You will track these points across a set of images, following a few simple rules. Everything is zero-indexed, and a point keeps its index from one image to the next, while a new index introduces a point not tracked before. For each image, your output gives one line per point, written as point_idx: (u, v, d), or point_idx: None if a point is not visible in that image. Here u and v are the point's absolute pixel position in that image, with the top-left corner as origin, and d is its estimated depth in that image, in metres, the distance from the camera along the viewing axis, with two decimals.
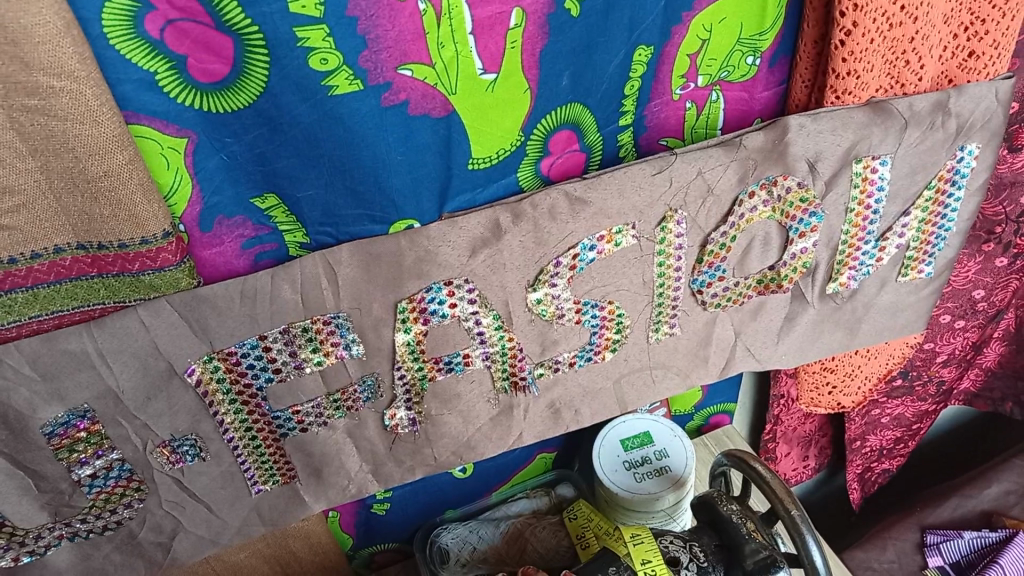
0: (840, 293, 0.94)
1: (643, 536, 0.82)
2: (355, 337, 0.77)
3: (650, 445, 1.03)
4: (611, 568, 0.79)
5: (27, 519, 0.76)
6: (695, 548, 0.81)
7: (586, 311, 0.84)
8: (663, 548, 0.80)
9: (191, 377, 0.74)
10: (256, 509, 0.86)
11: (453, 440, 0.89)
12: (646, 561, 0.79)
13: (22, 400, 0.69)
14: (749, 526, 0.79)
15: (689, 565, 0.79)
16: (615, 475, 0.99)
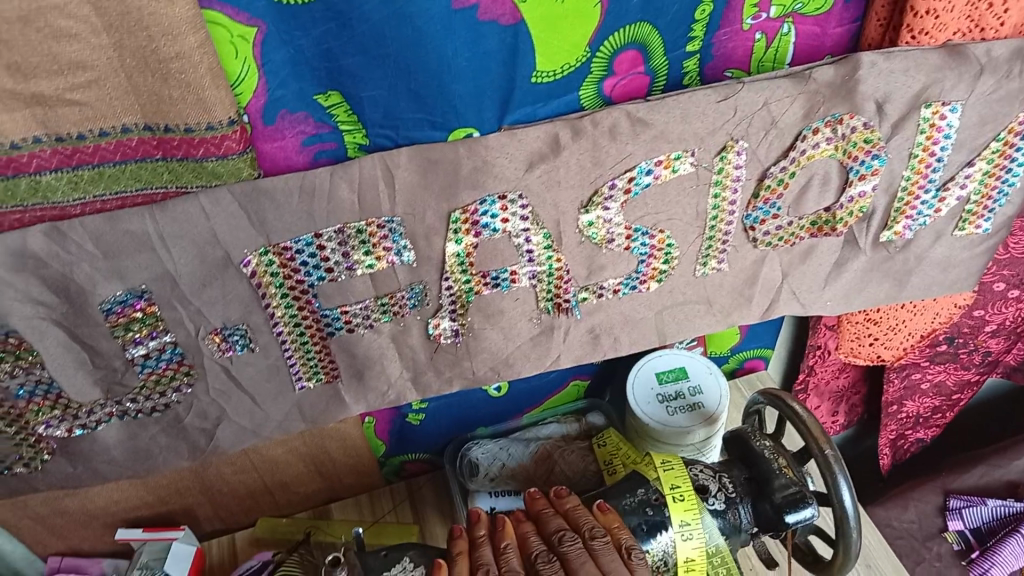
0: (894, 242, 0.93)
1: (673, 463, 0.81)
2: (407, 244, 0.78)
3: (685, 380, 1.02)
4: (641, 489, 0.79)
5: (81, 393, 0.80)
6: (724, 479, 0.80)
7: (636, 238, 0.84)
8: (691, 477, 0.80)
9: (246, 269, 0.76)
10: (298, 405, 0.88)
11: (492, 356, 0.91)
12: (674, 487, 0.78)
13: (84, 275, 0.72)
14: (780, 463, 0.80)
15: (716, 495, 0.79)
16: (648, 407, 0.99)
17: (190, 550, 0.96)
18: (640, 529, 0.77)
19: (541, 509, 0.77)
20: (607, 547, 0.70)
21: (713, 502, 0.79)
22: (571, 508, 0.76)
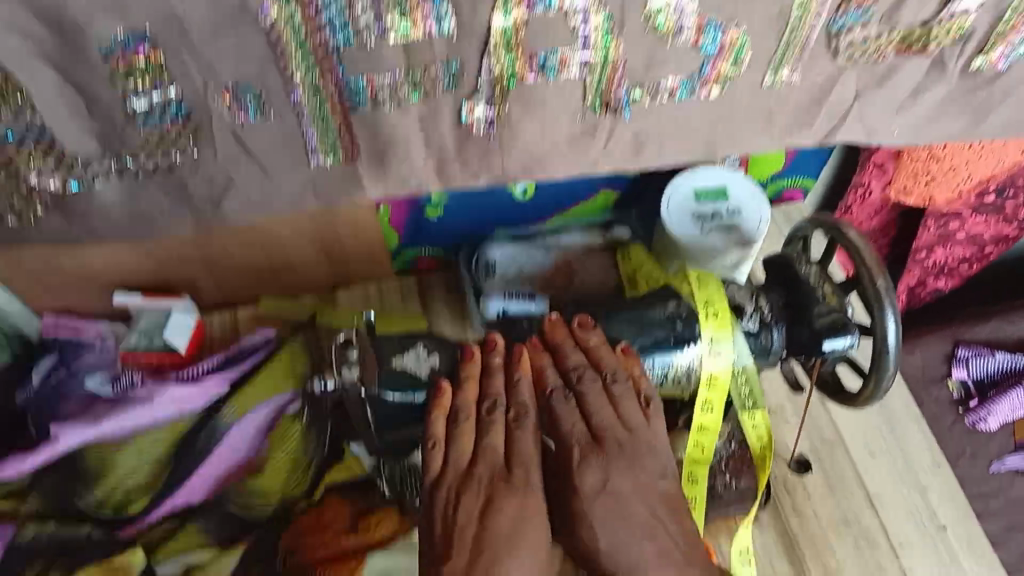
0: (984, 72, 0.83)
1: (708, 280, 0.77)
2: (449, 11, 0.68)
3: (725, 201, 0.94)
4: (672, 304, 0.75)
5: (77, 142, 0.73)
6: (762, 300, 0.76)
7: (706, 33, 0.74)
8: (728, 295, 0.76)
9: (265, 20, 0.66)
10: (313, 180, 0.82)
11: (525, 151, 0.83)
12: (708, 304, 0.75)
13: (77, 6, 0.62)
14: (824, 289, 0.76)
15: (752, 315, 0.75)
16: (680, 225, 0.93)
17: (188, 322, 0.95)
18: (666, 342, 0.73)
19: (560, 341, 0.70)
20: (627, 395, 0.67)
21: (747, 323, 0.75)
22: (594, 346, 0.70)
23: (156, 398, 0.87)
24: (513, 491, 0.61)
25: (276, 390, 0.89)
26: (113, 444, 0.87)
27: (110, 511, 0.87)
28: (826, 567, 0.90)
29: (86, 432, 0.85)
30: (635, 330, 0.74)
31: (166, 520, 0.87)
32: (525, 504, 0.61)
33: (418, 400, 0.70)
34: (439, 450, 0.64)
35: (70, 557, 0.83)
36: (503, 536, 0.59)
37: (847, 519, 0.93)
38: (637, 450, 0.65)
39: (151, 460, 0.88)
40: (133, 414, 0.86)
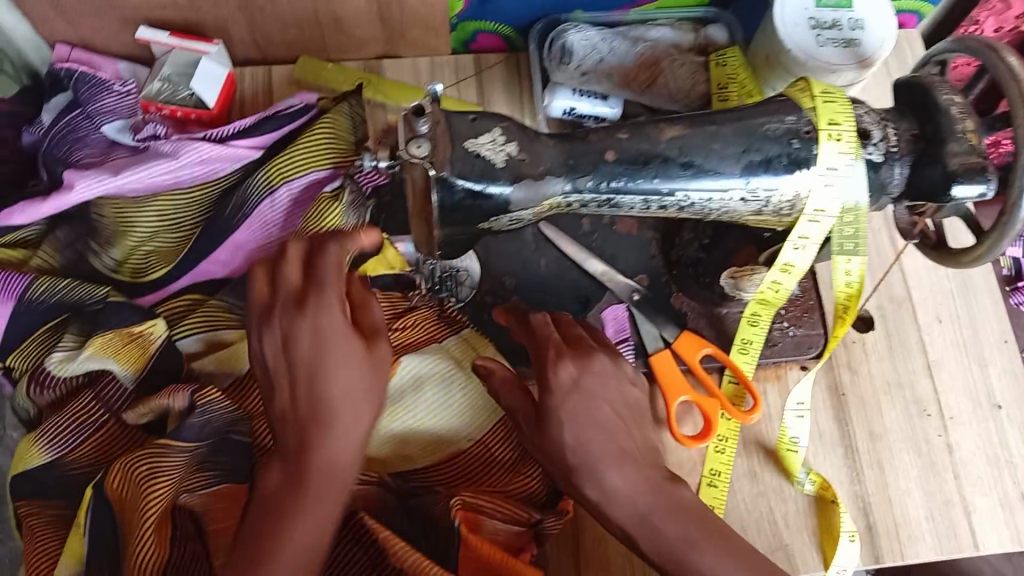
0: None
1: (836, 95, 0.66)
2: None
3: (847, 10, 0.82)
4: (789, 120, 0.65)
5: None
6: (889, 130, 0.66)
7: None
8: (856, 117, 0.65)
9: None
10: None
11: None
12: (832, 124, 0.64)
13: None
14: (966, 125, 0.64)
15: (877, 145, 0.65)
16: (796, 32, 0.80)
17: (220, 74, 0.84)
18: (778, 162, 0.64)
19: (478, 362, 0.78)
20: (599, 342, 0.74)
21: (871, 152, 0.65)
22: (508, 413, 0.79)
23: (181, 155, 0.78)
24: (303, 317, 0.65)
25: (314, 164, 0.80)
26: (133, 201, 0.78)
27: (126, 277, 0.79)
28: (870, 430, 0.85)
29: (103, 181, 0.76)
30: (745, 144, 0.64)
31: (190, 292, 0.79)
32: (317, 325, 0.64)
33: (492, 191, 0.62)
34: (290, 268, 0.67)
35: (82, 319, 0.75)
36: (311, 357, 0.64)
37: (901, 383, 0.87)
38: (592, 381, 0.69)
39: (173, 226, 0.80)
40: (157, 169, 0.77)
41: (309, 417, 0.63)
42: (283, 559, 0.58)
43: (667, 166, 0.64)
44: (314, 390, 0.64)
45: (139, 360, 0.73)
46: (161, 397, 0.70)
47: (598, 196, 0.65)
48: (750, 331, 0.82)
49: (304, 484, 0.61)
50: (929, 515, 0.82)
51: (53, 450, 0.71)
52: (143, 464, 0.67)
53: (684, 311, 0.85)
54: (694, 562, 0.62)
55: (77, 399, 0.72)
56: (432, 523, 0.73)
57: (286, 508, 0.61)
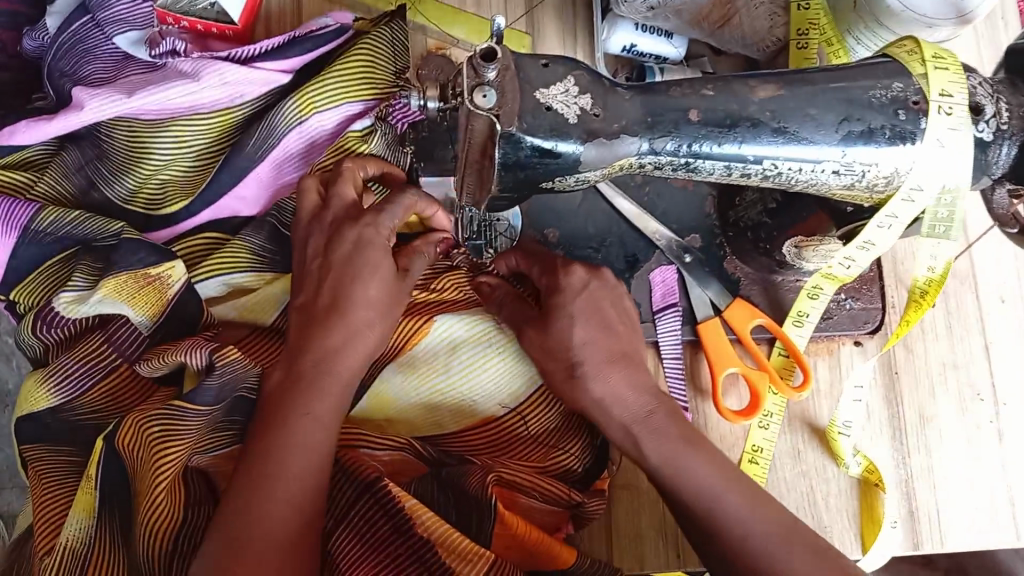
0: None
1: (949, 62, 0.59)
2: None
3: None
4: (897, 86, 0.58)
5: None
6: (1003, 104, 0.59)
7: None
8: (969, 89, 0.58)
9: None
10: None
11: None
12: (945, 96, 0.57)
13: None
14: None
15: (990, 121, 0.58)
16: None
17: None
18: (880, 134, 0.57)
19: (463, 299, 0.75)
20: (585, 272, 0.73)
21: (982, 130, 0.58)
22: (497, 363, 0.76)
23: (202, 76, 0.70)
24: (351, 225, 0.65)
25: (348, 95, 0.72)
26: (148, 125, 0.71)
27: (138, 209, 0.73)
28: (921, 413, 0.80)
29: (116, 102, 0.69)
30: (845, 112, 0.57)
31: (209, 231, 0.73)
32: (362, 235, 0.65)
33: (562, 149, 0.55)
34: (346, 185, 0.68)
35: (94, 255, 0.69)
36: (345, 260, 0.64)
37: (956, 364, 0.82)
38: (599, 286, 0.71)
39: (191, 154, 0.73)
40: (175, 90, 0.70)
41: (325, 317, 0.63)
42: (292, 447, 0.58)
43: (757, 131, 0.57)
44: (341, 293, 0.63)
45: (156, 305, 0.67)
46: (178, 351, 0.65)
47: (675, 159, 0.59)
48: (807, 305, 0.76)
49: (307, 383, 0.61)
50: (973, 505, 0.79)
51: (58, 395, 0.67)
52: (153, 431, 0.62)
53: (738, 276, 0.80)
54: (684, 462, 0.64)
55: (86, 339, 0.67)
56: (465, 493, 0.67)
57: (290, 408, 0.60)
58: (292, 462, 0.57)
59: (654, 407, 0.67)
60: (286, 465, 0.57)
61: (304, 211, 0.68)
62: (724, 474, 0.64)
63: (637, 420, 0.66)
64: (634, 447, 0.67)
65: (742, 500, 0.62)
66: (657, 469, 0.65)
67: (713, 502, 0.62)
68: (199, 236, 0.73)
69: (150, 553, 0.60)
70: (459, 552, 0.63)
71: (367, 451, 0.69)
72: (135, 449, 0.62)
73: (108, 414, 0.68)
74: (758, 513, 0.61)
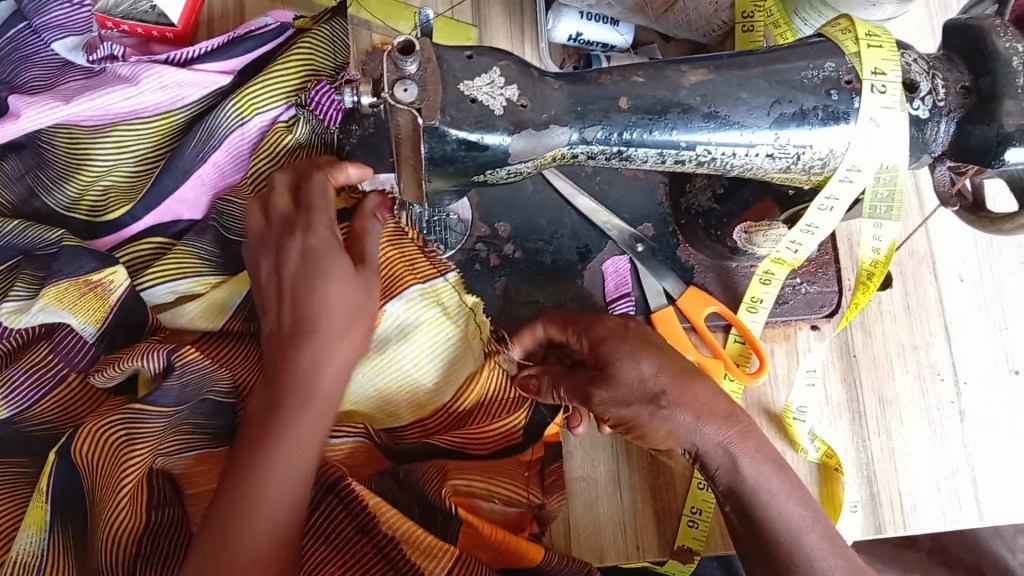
0: None
1: (882, 39, 0.58)
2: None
3: None
4: (829, 65, 0.57)
5: None
6: (938, 80, 0.58)
7: None
8: (903, 66, 0.58)
9: None
10: None
11: None
12: (877, 74, 0.57)
13: None
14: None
15: (924, 99, 0.58)
16: None
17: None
18: (813, 115, 0.57)
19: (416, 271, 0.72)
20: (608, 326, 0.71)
21: (916, 107, 0.58)
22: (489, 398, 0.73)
23: (140, 80, 0.69)
24: (293, 234, 0.62)
25: (288, 91, 0.72)
26: (87, 131, 0.70)
27: (81, 216, 0.72)
28: (880, 395, 0.80)
29: (53, 108, 0.68)
30: (777, 94, 0.57)
31: (151, 236, 0.72)
32: (307, 244, 0.62)
33: (489, 141, 0.55)
34: (278, 197, 0.64)
35: (35, 264, 0.68)
36: (299, 272, 0.61)
37: (915, 344, 0.81)
38: (640, 327, 0.67)
39: (133, 158, 0.72)
40: (114, 95, 0.69)
41: (292, 333, 0.60)
42: (272, 465, 0.57)
43: (688, 117, 0.57)
44: (300, 308, 0.60)
45: (99, 311, 0.66)
46: (133, 357, 0.64)
47: (607, 148, 0.58)
48: (760, 290, 0.75)
49: (279, 399, 0.59)
50: (936, 487, 0.78)
51: (8, 407, 0.65)
52: (118, 433, 0.62)
53: (692, 264, 0.79)
54: (767, 492, 0.62)
55: (33, 349, 0.66)
56: (427, 494, 0.68)
57: (267, 425, 0.58)
58: (270, 476, 0.57)
59: (743, 432, 0.64)
60: (268, 485, 0.56)
61: (250, 232, 0.64)
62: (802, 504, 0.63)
63: (734, 440, 0.63)
64: (726, 467, 0.63)
65: (820, 538, 0.62)
66: (748, 491, 0.62)
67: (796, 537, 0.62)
68: (143, 242, 0.72)
69: (115, 562, 0.60)
70: (424, 548, 0.63)
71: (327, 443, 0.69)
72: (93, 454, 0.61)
73: (60, 424, 0.67)
74: (833, 557, 0.62)
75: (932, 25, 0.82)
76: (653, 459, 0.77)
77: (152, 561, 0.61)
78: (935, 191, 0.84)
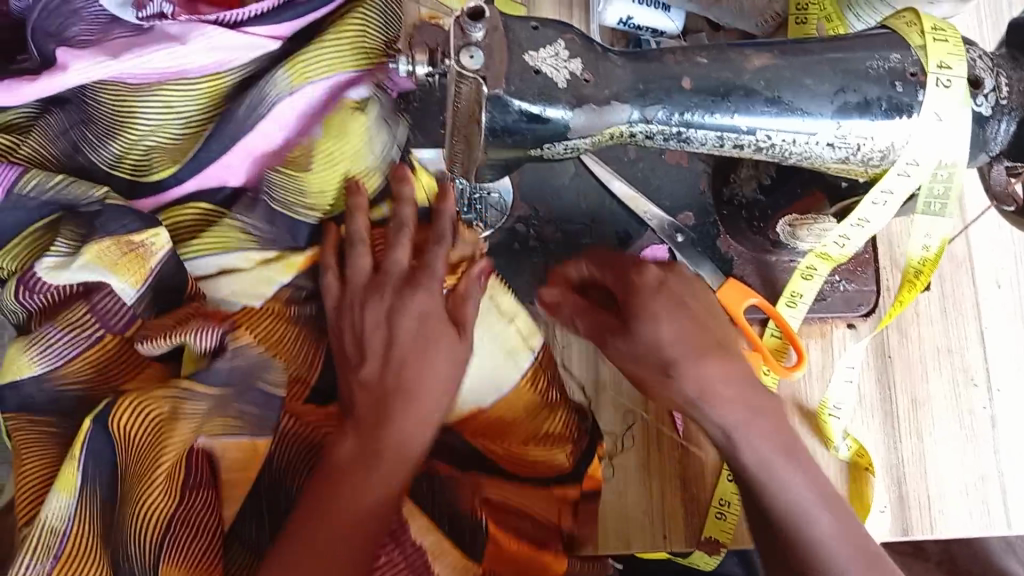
0: None
1: (948, 33, 0.58)
2: None
3: None
4: (894, 57, 0.57)
5: None
6: (1001, 78, 0.58)
7: None
8: (969, 61, 0.57)
9: None
10: None
11: None
12: (943, 67, 0.56)
13: None
14: None
15: (988, 96, 0.57)
16: None
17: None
18: (875, 106, 0.56)
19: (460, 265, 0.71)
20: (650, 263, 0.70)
21: (979, 104, 0.57)
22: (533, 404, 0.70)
23: (187, 40, 0.67)
24: (414, 295, 0.66)
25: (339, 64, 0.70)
26: (132, 89, 0.69)
27: (130, 176, 0.71)
28: (913, 396, 0.79)
29: (102, 64, 0.67)
30: (842, 83, 0.56)
31: (193, 200, 0.72)
32: (422, 309, 0.66)
33: (550, 115, 0.54)
34: (400, 250, 0.68)
35: (76, 221, 0.66)
36: (412, 342, 0.65)
37: (950, 348, 0.81)
38: (675, 283, 0.68)
39: (180, 119, 0.71)
40: (162, 53, 0.67)
41: (398, 394, 0.64)
42: (370, 509, 0.61)
43: (750, 100, 0.56)
44: (410, 373, 0.65)
45: (139, 273, 0.64)
46: (185, 330, 0.63)
47: (666, 129, 0.58)
48: (801, 284, 0.75)
49: (382, 449, 0.63)
50: (965, 491, 0.78)
51: (42, 363, 0.64)
52: (162, 412, 0.61)
53: (732, 256, 0.79)
54: (778, 475, 0.63)
55: (71, 307, 0.64)
56: (459, 512, 0.68)
57: (360, 474, 0.62)
58: (346, 530, 0.60)
59: (759, 411, 0.65)
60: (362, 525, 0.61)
61: (356, 282, 0.67)
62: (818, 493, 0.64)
63: (737, 428, 0.64)
64: (726, 445, 0.65)
65: (832, 524, 0.62)
66: (748, 473, 0.64)
67: (795, 526, 0.62)
68: (187, 207, 0.71)
69: (142, 541, 0.60)
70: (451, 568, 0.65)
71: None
72: (133, 429, 0.60)
73: (92, 385, 0.66)
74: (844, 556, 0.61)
75: (983, 25, 0.81)
76: (683, 450, 0.76)
77: (178, 539, 0.61)
78: (981, 193, 0.84)
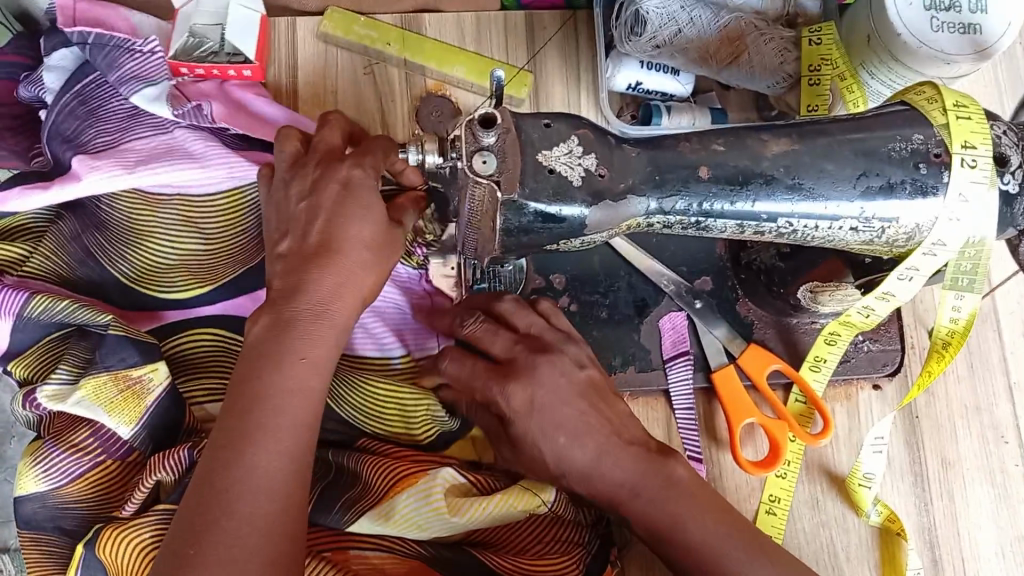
0: None
1: (970, 109, 0.56)
2: None
3: None
4: (917, 136, 0.55)
5: None
6: None
7: None
8: (994, 138, 0.55)
9: None
10: None
11: None
12: (969, 147, 0.55)
13: None
14: None
15: (1016, 173, 0.55)
16: (908, 11, 0.68)
17: (252, 19, 0.75)
18: (900, 189, 0.55)
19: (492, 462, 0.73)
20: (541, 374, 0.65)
21: (1006, 182, 0.55)
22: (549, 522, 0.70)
23: (208, 163, 0.70)
24: (341, 164, 0.59)
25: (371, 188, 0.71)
26: (153, 201, 0.70)
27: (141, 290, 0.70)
28: (943, 458, 0.78)
29: (116, 176, 0.69)
30: (864, 166, 0.55)
31: (208, 330, 0.69)
32: (349, 177, 0.59)
33: (566, 213, 0.53)
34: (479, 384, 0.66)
35: (86, 340, 0.66)
36: (333, 205, 0.58)
37: (979, 406, 0.79)
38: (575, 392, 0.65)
39: (201, 238, 0.70)
40: (182, 170, 0.70)
41: (312, 257, 0.57)
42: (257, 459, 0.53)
43: (771, 188, 0.55)
44: (329, 232, 0.58)
45: (134, 411, 0.63)
46: (155, 469, 0.62)
47: (685, 218, 0.56)
48: (827, 350, 0.74)
49: (301, 320, 0.56)
50: (1002, 552, 0.76)
51: (47, 480, 0.63)
52: (145, 540, 0.59)
53: (751, 319, 0.77)
54: (684, 531, 0.61)
55: (76, 430, 0.64)
56: None
57: (278, 342, 0.56)
58: (243, 552, 0.51)
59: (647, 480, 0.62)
60: (267, 425, 0.54)
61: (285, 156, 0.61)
62: (738, 537, 0.61)
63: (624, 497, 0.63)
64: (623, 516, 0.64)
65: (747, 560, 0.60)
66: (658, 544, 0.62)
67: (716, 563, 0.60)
68: (205, 334, 0.69)
69: None
70: None
71: (357, 553, 0.66)
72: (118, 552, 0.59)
73: (95, 508, 0.64)
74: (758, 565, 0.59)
75: (999, 82, 0.80)
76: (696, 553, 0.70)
77: None
78: (1007, 260, 0.82)
